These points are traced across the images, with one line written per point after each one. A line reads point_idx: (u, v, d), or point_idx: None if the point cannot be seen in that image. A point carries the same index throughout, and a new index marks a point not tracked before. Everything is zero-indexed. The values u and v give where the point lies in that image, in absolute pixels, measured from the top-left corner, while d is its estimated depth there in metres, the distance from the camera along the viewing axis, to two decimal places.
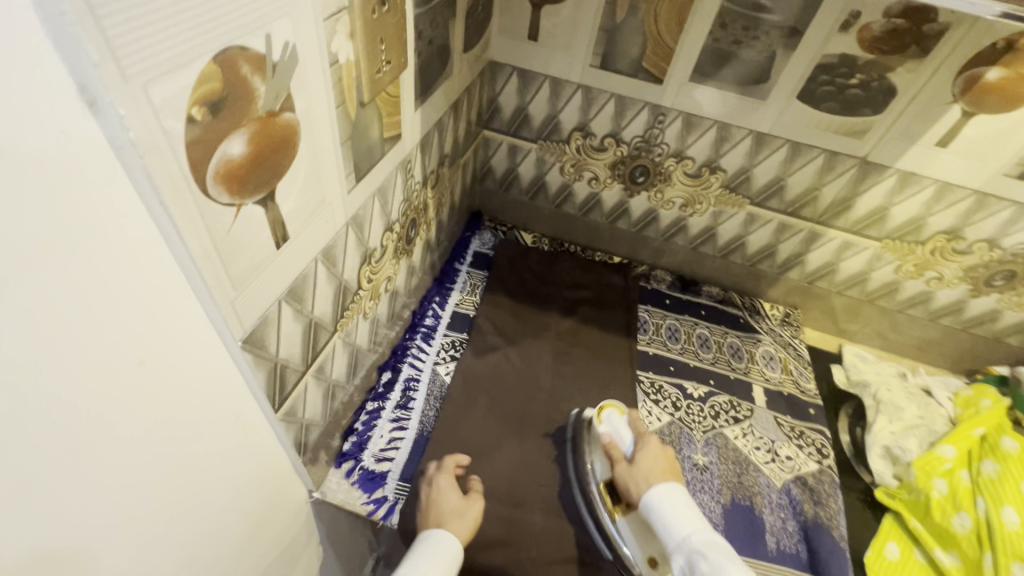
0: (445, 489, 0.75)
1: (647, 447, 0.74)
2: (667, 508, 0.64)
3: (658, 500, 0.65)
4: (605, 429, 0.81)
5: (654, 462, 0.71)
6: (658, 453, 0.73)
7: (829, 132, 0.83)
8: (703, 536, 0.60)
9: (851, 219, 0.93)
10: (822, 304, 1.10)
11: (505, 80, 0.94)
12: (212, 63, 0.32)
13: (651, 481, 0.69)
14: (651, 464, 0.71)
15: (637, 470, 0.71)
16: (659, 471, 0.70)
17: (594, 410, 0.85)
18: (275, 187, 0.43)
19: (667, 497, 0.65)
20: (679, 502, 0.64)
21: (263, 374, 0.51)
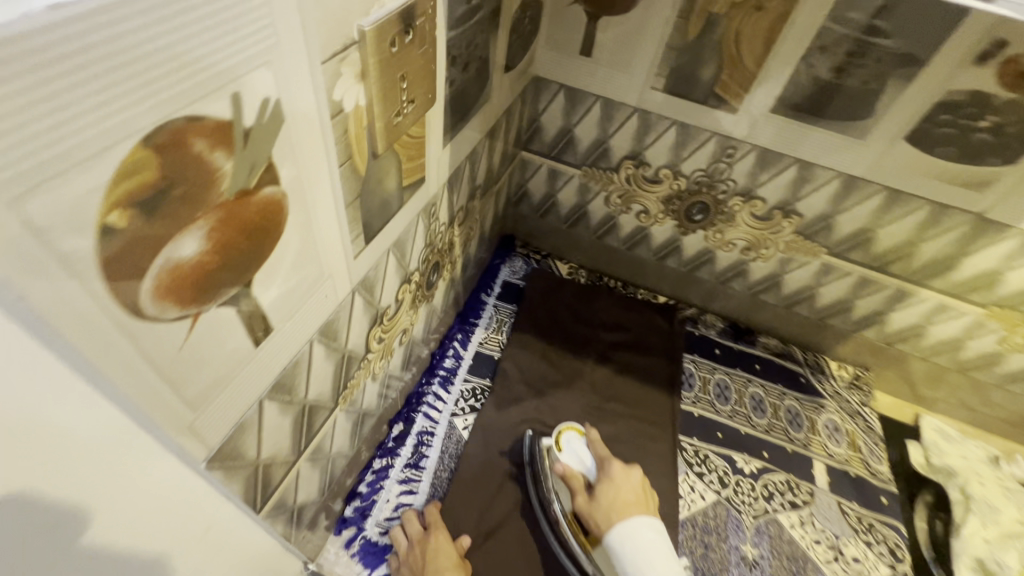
0: (442, 539, 0.68)
1: (612, 478, 0.69)
2: (636, 547, 0.59)
3: (627, 542, 0.60)
4: (564, 456, 0.76)
5: (618, 493, 0.66)
6: (623, 483, 0.67)
7: (940, 181, 0.69)
8: None
9: (952, 281, 0.78)
10: (900, 368, 0.95)
11: (550, 98, 0.83)
12: (141, 146, 0.22)
13: (615, 516, 0.63)
14: (614, 496, 0.66)
15: (599, 504, 0.66)
16: (622, 505, 0.64)
17: (552, 434, 0.79)
18: (253, 278, 0.33)
19: (635, 535, 0.60)
20: (646, 540, 0.60)
21: (239, 483, 0.42)
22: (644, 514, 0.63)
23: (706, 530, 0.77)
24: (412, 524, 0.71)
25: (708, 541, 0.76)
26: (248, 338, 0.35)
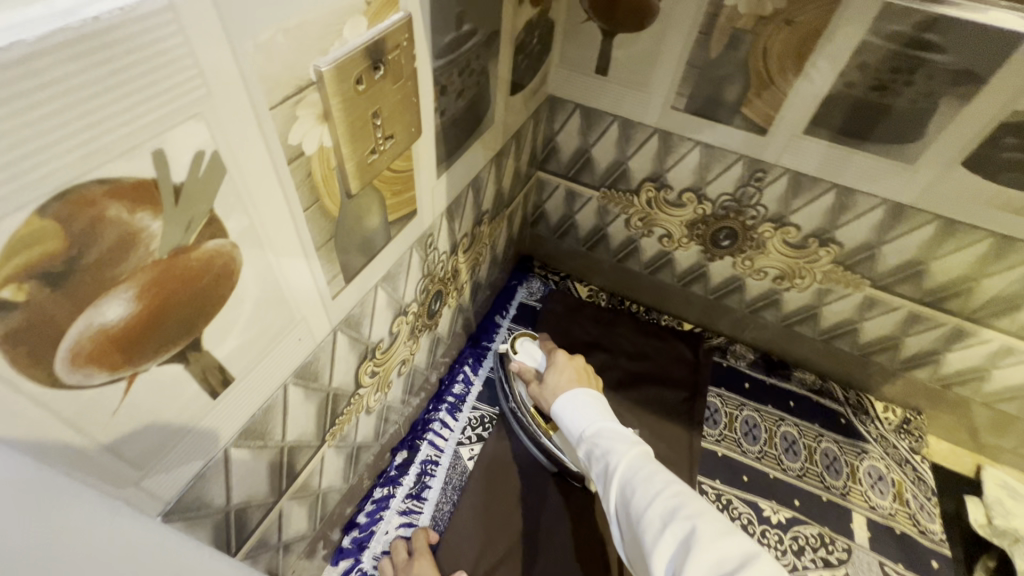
0: (426, 566, 0.66)
1: (557, 364, 0.62)
2: (570, 407, 0.54)
3: (564, 406, 0.54)
4: (519, 355, 0.71)
5: (559, 379, 0.59)
6: (566, 367, 0.60)
7: (1004, 212, 0.60)
8: (601, 423, 0.51)
9: (1021, 321, 0.69)
10: (957, 414, 0.85)
11: (566, 118, 0.79)
12: (41, 215, 0.21)
13: (558, 393, 0.57)
14: (557, 380, 0.59)
15: (544, 388, 0.60)
16: (564, 384, 0.57)
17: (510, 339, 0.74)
18: (203, 331, 0.31)
19: (570, 397, 0.54)
20: (582, 396, 0.54)
21: (208, 530, 0.40)
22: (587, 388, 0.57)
23: None
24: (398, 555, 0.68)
25: None
26: (203, 391, 0.33)
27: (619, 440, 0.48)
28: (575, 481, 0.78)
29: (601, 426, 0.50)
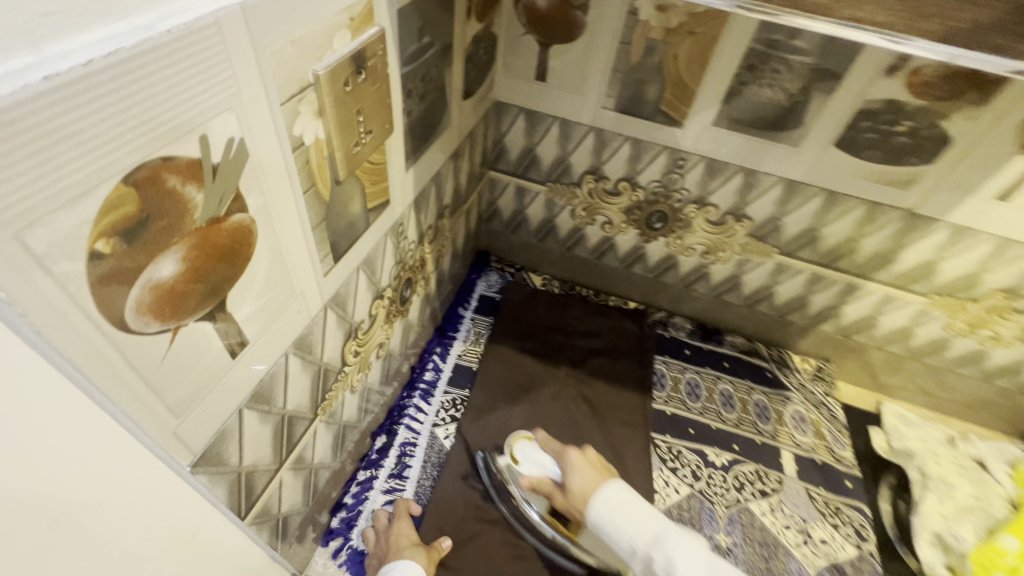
0: (405, 528, 0.72)
1: (572, 464, 0.68)
2: (617, 518, 0.57)
3: (605, 516, 0.58)
4: (525, 467, 0.77)
5: (583, 479, 0.64)
6: (583, 467, 0.66)
7: (869, 181, 0.75)
8: (657, 533, 0.55)
9: (894, 273, 0.84)
10: (858, 359, 1.00)
11: (512, 121, 0.88)
12: (124, 183, 0.26)
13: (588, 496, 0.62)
14: (581, 478, 0.65)
15: (572, 494, 0.65)
16: (588, 487, 0.63)
17: (506, 450, 0.80)
18: (228, 295, 0.37)
19: (609, 507, 0.58)
20: (623, 505, 0.58)
21: (223, 487, 0.45)
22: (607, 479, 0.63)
23: (681, 522, 0.80)
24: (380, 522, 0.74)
25: None
26: (225, 350, 0.38)
27: (674, 548, 0.53)
28: None
29: (659, 539, 0.54)
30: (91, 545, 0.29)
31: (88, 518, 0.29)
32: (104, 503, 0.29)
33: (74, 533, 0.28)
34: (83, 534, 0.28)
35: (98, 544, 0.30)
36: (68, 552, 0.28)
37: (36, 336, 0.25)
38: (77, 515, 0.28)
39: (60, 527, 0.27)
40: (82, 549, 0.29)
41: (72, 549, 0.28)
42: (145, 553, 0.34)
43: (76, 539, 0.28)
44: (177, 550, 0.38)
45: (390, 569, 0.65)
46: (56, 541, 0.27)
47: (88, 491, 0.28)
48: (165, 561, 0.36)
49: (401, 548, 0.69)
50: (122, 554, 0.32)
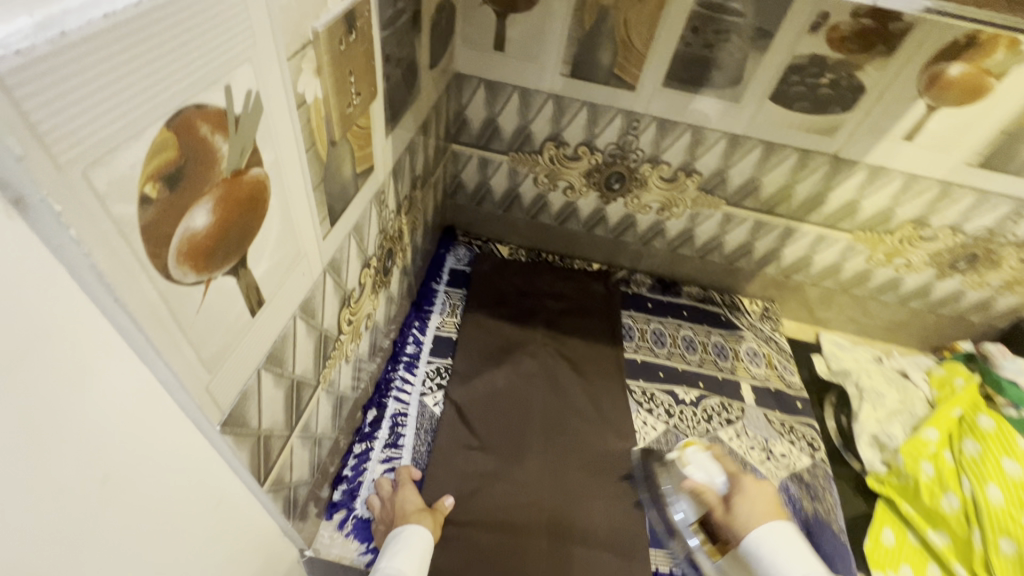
0: (410, 494, 0.74)
1: (744, 490, 0.71)
2: (770, 545, 0.61)
3: (762, 541, 0.62)
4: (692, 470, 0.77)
5: (756, 503, 0.69)
6: (757, 496, 0.69)
7: (800, 130, 0.84)
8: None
9: (824, 214, 0.95)
10: (797, 296, 1.11)
11: (472, 92, 0.90)
12: (167, 129, 0.27)
13: (752, 524, 0.66)
14: (752, 507, 0.68)
15: (738, 512, 0.69)
16: (759, 514, 0.66)
17: (676, 450, 0.82)
18: (247, 250, 0.38)
19: (770, 532, 0.63)
20: (786, 542, 0.61)
21: (246, 450, 0.46)
22: (781, 521, 0.65)
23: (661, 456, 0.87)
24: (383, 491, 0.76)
25: None
26: (247, 308, 0.39)
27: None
28: None
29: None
30: (135, 502, 0.31)
31: (129, 476, 0.31)
32: (139, 460, 0.31)
33: (120, 490, 0.30)
34: (127, 491, 0.31)
35: (141, 502, 0.32)
36: (116, 507, 0.30)
37: (102, 285, 0.26)
38: (120, 473, 0.30)
39: (108, 485, 0.29)
40: (128, 505, 0.31)
41: (119, 505, 0.30)
42: (180, 512, 0.36)
43: (122, 496, 0.30)
44: (204, 510, 0.40)
45: (398, 533, 0.67)
46: (106, 496, 0.29)
47: (127, 449, 0.30)
48: (196, 520, 0.39)
49: (406, 513, 0.71)
50: (162, 510, 0.34)
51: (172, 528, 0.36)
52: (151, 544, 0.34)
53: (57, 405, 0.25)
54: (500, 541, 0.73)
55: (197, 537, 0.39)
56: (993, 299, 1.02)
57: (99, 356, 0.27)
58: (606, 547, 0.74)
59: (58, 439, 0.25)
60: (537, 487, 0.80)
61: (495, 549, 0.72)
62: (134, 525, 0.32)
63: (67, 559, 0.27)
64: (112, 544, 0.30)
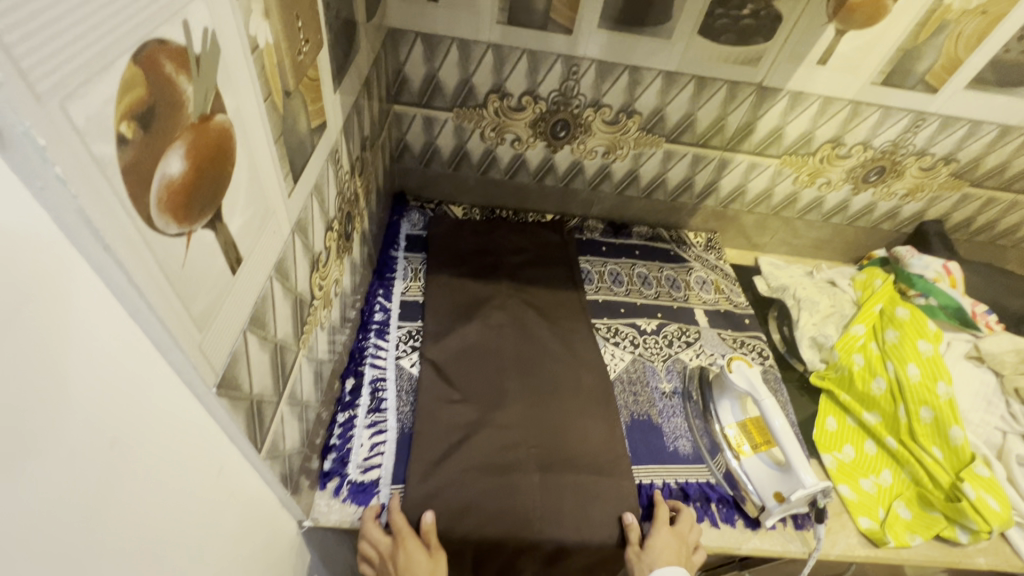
0: (413, 549, 0.67)
1: (656, 533, 0.72)
2: None
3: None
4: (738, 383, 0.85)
5: (665, 548, 0.70)
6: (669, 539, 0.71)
7: (727, 63, 0.89)
8: None
9: (754, 142, 1.02)
10: (735, 224, 1.20)
11: (409, 48, 0.89)
12: (133, 63, 0.26)
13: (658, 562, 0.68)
14: (663, 547, 0.70)
15: (647, 550, 0.70)
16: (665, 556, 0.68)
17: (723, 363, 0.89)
18: (221, 203, 0.37)
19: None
20: None
21: (241, 416, 0.45)
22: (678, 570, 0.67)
23: (632, 382, 0.93)
24: (378, 536, 0.69)
25: (635, 390, 0.92)
26: (227, 265, 0.39)
27: None
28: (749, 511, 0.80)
29: None
30: (139, 463, 0.31)
31: (135, 441, 0.31)
32: (136, 419, 0.31)
33: (128, 452, 0.31)
34: (136, 454, 0.31)
35: (149, 465, 0.33)
36: (128, 467, 0.31)
37: (92, 232, 0.25)
38: (128, 436, 0.30)
39: (117, 447, 0.30)
40: (134, 468, 0.31)
41: (130, 466, 0.31)
42: (183, 478, 0.37)
43: (131, 457, 0.31)
44: (205, 478, 0.40)
45: None
46: (116, 457, 0.30)
47: (125, 409, 0.30)
48: (200, 485, 0.39)
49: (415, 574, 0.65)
50: (165, 473, 0.34)
51: (178, 494, 0.36)
52: (163, 507, 0.34)
53: (53, 361, 0.24)
54: (496, 482, 0.76)
55: (201, 504, 0.40)
56: (900, 207, 1.15)
57: (99, 314, 0.27)
58: (592, 469, 0.79)
59: (61, 399, 0.25)
60: (522, 429, 0.82)
61: (489, 493, 0.75)
62: (140, 486, 0.32)
63: (89, 519, 0.28)
64: (129, 504, 0.31)
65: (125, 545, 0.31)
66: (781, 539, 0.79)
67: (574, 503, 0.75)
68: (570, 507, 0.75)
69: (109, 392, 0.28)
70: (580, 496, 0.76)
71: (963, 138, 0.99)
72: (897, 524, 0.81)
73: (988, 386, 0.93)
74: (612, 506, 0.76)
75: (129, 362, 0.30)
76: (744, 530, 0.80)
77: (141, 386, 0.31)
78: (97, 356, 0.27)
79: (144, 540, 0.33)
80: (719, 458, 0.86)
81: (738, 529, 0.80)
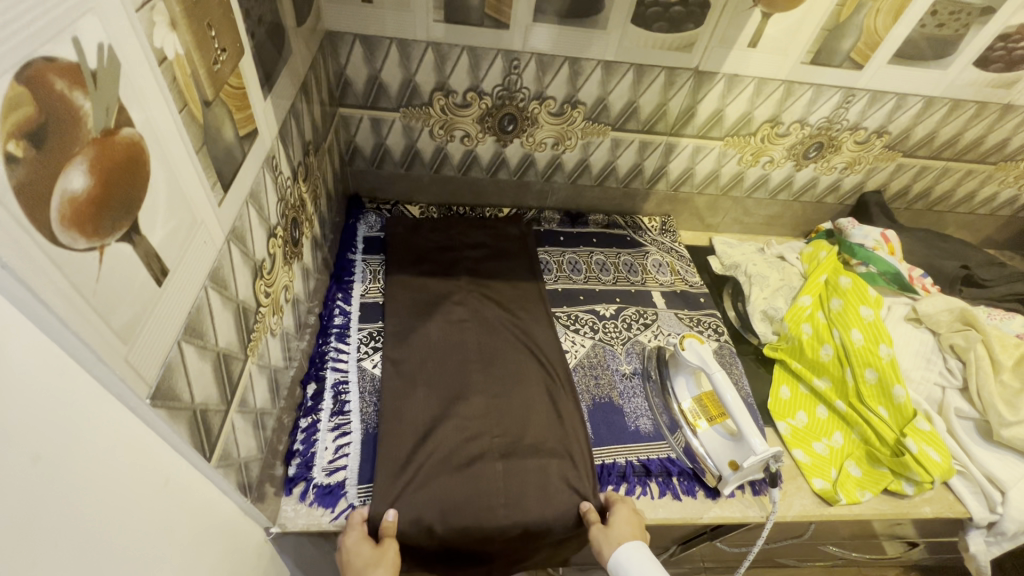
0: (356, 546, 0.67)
1: (617, 513, 0.74)
2: (637, 561, 0.65)
3: (631, 558, 0.65)
4: (691, 359, 0.88)
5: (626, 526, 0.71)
6: (629, 518, 0.72)
7: (663, 50, 0.91)
8: None
9: (697, 125, 1.05)
10: (687, 206, 1.24)
11: (349, 50, 0.89)
12: (17, 83, 0.26)
13: (625, 540, 0.68)
14: (626, 525, 0.71)
15: (610, 529, 0.71)
16: (629, 535, 0.69)
17: (676, 342, 0.92)
18: (137, 216, 0.37)
19: (637, 552, 0.66)
20: (647, 561, 0.65)
21: (183, 425, 0.46)
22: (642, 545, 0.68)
23: (593, 366, 0.96)
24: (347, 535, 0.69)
25: (595, 373, 0.95)
26: (151, 276, 0.39)
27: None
28: (710, 483, 0.84)
29: None
30: (74, 476, 0.32)
31: (64, 457, 0.31)
32: (66, 433, 0.31)
33: (54, 470, 0.30)
34: (69, 471, 0.31)
35: (86, 478, 0.33)
36: (58, 485, 0.30)
37: None
38: (57, 453, 0.30)
39: (42, 465, 0.29)
40: (70, 481, 0.31)
41: (58, 484, 0.30)
42: (126, 490, 0.37)
43: (59, 474, 0.30)
44: (152, 488, 0.40)
45: None
46: (42, 475, 0.29)
47: (52, 424, 0.30)
48: (144, 496, 0.39)
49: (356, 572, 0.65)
50: (105, 485, 0.34)
51: (125, 503, 0.36)
52: (106, 522, 0.34)
53: None
54: (463, 474, 0.77)
55: (151, 513, 0.40)
56: (841, 180, 1.19)
57: (3, 328, 0.27)
58: (556, 453, 0.81)
59: None
60: (485, 419, 0.83)
61: (455, 485, 0.76)
62: (80, 500, 0.32)
63: (23, 539, 0.27)
64: (66, 520, 0.31)
65: (68, 561, 0.31)
66: (740, 506, 0.83)
67: (539, 487, 0.77)
68: (535, 494, 0.77)
69: (31, 410, 0.28)
70: (545, 479, 0.78)
71: (892, 110, 1.04)
72: (848, 482, 0.85)
73: (927, 345, 0.98)
74: (576, 487, 0.78)
75: (49, 378, 0.30)
76: (704, 500, 0.83)
77: (65, 403, 0.31)
78: (15, 377, 0.27)
79: (88, 557, 0.32)
80: (678, 433, 0.89)
81: (699, 500, 0.82)
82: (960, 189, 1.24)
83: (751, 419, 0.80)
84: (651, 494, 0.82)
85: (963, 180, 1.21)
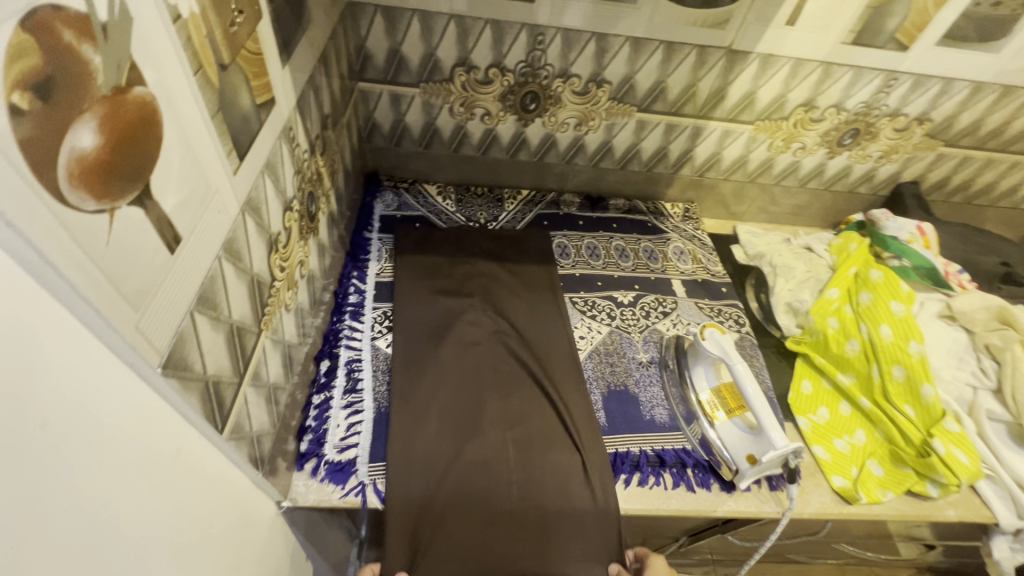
0: None
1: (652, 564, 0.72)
2: None
3: None
4: (710, 347, 0.86)
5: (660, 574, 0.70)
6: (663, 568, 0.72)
7: (696, 26, 0.87)
8: None
9: (727, 108, 1.01)
10: (712, 193, 1.20)
11: (370, 21, 0.86)
12: (22, 29, 0.25)
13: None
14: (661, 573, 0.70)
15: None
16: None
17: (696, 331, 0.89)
18: (150, 180, 0.36)
19: None
20: None
21: (195, 397, 0.45)
22: None
23: (609, 354, 0.94)
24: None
25: (612, 360, 0.93)
26: (164, 244, 0.38)
27: None
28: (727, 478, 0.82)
29: None
30: (82, 445, 0.31)
31: (73, 425, 0.30)
32: (74, 402, 0.30)
33: (62, 440, 0.29)
34: (77, 440, 0.30)
35: (95, 449, 0.32)
36: (66, 454, 0.29)
37: None
38: (66, 422, 0.30)
39: (50, 431, 0.28)
40: (78, 450, 0.31)
41: (66, 454, 0.30)
42: (135, 463, 0.36)
43: (68, 444, 0.30)
44: (164, 460, 0.40)
45: None
46: (49, 442, 0.28)
47: (60, 392, 0.29)
48: (154, 468, 0.38)
49: None
50: (116, 459, 0.34)
51: (134, 472, 0.36)
52: (114, 501, 0.33)
53: None
54: (474, 458, 0.77)
55: (161, 485, 0.39)
56: (876, 169, 1.14)
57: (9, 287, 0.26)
58: (568, 440, 0.81)
59: None
60: (497, 403, 0.83)
61: (467, 471, 0.75)
62: (90, 469, 0.31)
63: (30, 507, 0.27)
64: (73, 491, 0.30)
65: (73, 534, 0.30)
66: (756, 500, 0.81)
67: (550, 473, 0.77)
68: (546, 480, 0.77)
69: (39, 374, 0.28)
70: (555, 466, 0.78)
71: (935, 97, 0.99)
72: (870, 481, 0.83)
73: (960, 343, 0.95)
74: (586, 474, 0.78)
75: (58, 345, 0.29)
76: (720, 493, 0.81)
77: (73, 371, 0.30)
78: (24, 340, 0.27)
79: (95, 530, 0.32)
80: (694, 425, 0.87)
81: (714, 492, 0.80)
82: (1004, 181, 1.18)
83: (772, 413, 0.78)
84: (665, 484, 0.81)
85: (1007, 172, 1.15)
